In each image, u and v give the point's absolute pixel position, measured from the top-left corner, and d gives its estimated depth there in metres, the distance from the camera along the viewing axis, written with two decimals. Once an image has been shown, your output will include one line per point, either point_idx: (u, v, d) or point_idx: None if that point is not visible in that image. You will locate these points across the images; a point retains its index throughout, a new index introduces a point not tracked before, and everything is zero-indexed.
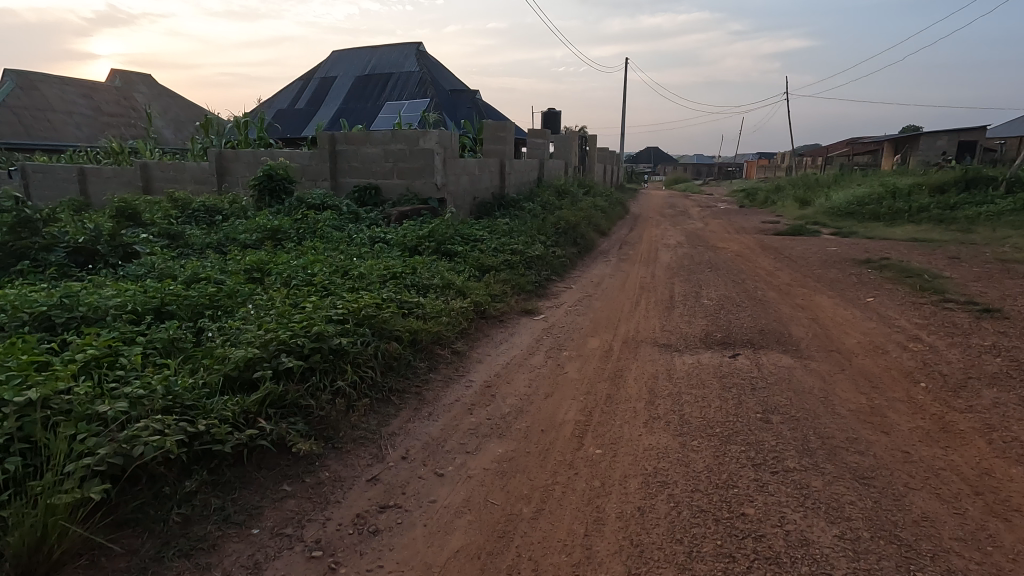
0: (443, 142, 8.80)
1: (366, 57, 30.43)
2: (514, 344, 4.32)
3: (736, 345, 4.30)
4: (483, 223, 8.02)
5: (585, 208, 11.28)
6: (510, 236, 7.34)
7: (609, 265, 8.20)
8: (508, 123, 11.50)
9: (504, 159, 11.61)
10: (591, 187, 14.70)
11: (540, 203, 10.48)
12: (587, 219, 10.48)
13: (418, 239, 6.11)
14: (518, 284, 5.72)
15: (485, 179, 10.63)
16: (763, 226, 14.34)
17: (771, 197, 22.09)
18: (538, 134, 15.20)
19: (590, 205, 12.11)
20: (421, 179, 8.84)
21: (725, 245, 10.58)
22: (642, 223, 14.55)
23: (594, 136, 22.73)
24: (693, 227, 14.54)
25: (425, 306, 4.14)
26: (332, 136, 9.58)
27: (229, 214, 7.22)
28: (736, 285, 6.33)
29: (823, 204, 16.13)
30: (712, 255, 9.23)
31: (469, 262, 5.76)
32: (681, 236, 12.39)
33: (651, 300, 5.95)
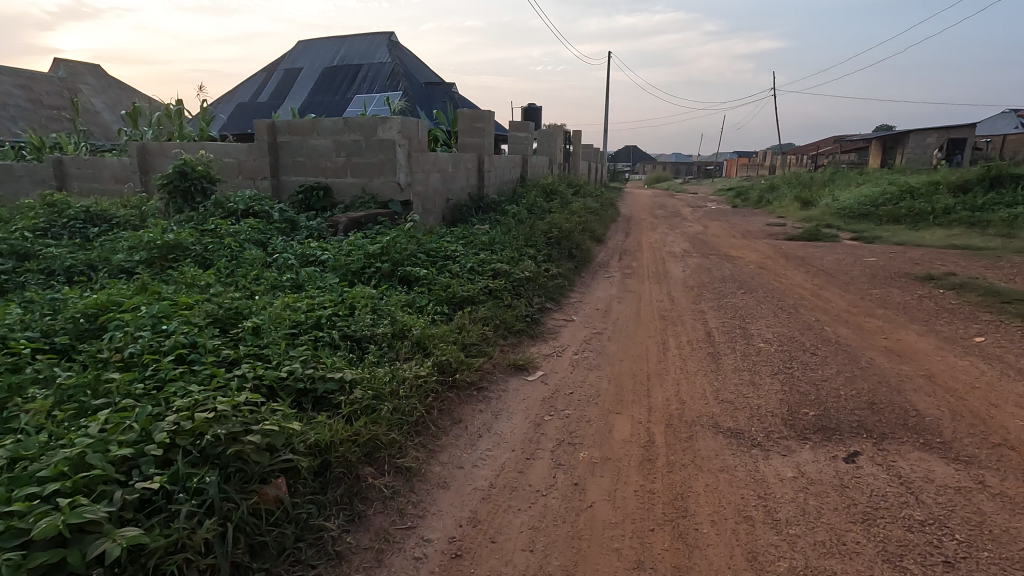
0: (407, 131, 7.16)
1: (334, 47, 28.45)
2: (499, 437, 2.76)
3: (845, 433, 2.79)
4: (457, 232, 6.45)
5: (577, 211, 9.75)
6: (491, 250, 5.77)
7: (613, 282, 6.69)
8: (486, 113, 9.88)
9: (483, 154, 10.00)
10: (580, 187, 13.17)
11: (525, 206, 8.92)
12: (581, 224, 8.96)
13: (365, 261, 4.48)
14: (503, 319, 4.17)
15: (460, 179, 9.01)
16: (771, 229, 13.01)
17: (767, 197, 20.84)
18: (521, 127, 13.57)
19: (582, 207, 10.60)
20: (380, 177, 7.18)
21: (740, 253, 9.18)
22: (638, 227, 13.08)
23: (578, 132, 21.26)
24: (693, 230, 13.14)
25: (356, 389, 2.53)
26: (272, 124, 7.84)
27: (120, 222, 5.50)
28: (787, 314, 4.87)
29: (830, 204, 14.87)
30: (732, 266, 7.79)
31: (435, 293, 4.17)
32: (684, 242, 10.96)
33: (682, 338, 4.45)
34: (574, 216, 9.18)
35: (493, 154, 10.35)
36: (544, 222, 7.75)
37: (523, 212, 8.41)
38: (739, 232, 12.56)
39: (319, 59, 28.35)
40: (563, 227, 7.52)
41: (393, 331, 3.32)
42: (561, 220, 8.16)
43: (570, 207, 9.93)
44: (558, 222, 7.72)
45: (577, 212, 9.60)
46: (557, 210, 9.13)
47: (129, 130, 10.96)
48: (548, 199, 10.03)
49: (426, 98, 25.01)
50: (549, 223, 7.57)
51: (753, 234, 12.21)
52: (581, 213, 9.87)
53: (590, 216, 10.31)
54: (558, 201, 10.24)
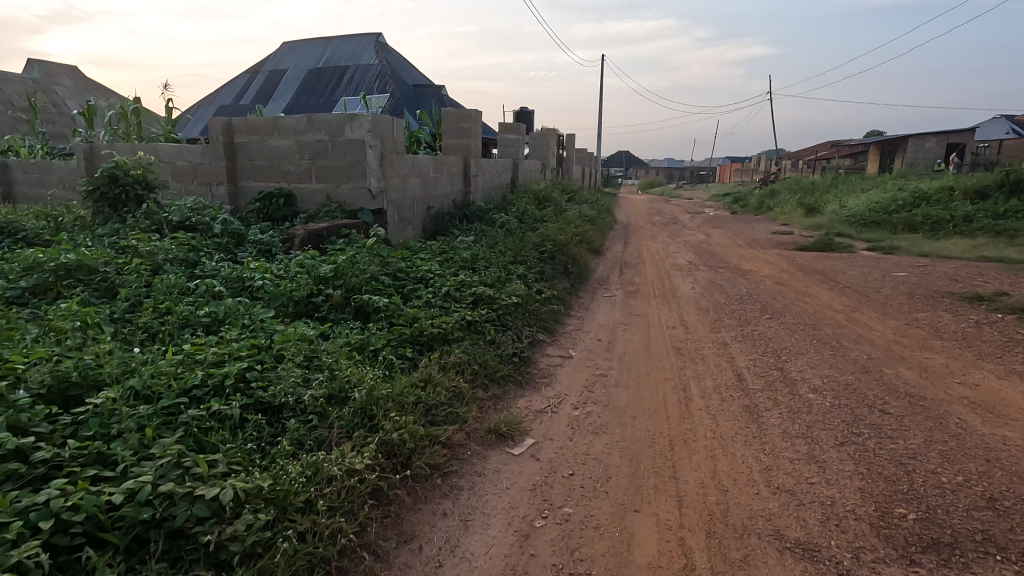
0: (380, 130, 6.27)
1: (319, 49, 27.59)
2: (469, 567, 1.88)
3: (969, 552, 1.93)
4: (435, 247, 5.59)
5: (573, 219, 8.90)
6: (473, 270, 4.90)
7: (616, 303, 5.83)
8: (474, 112, 9.04)
9: (469, 157, 9.14)
10: (575, 193, 12.33)
11: (515, 214, 8.07)
12: (577, 235, 8.10)
13: (310, 289, 3.61)
14: (484, 364, 3.29)
15: (443, 185, 8.15)
16: (778, 237, 12.24)
17: (767, 203, 20.13)
18: (508, 129, 12.43)
19: (578, 216, 9.75)
20: (350, 183, 6.29)
21: (752, 266, 8.37)
22: (637, 236, 12.26)
23: (572, 136, 20.49)
24: (695, 239, 12.34)
25: (241, 511, 1.67)
26: (229, 122, 6.94)
27: (28, 236, 4.60)
28: (830, 348, 4.02)
29: (838, 211, 14.12)
30: (746, 282, 6.95)
31: (395, 330, 3.30)
32: (688, 252, 10.15)
33: (706, 383, 3.59)
34: (569, 226, 8.32)
35: (481, 158, 9.50)
36: (535, 233, 6.91)
37: (512, 221, 7.56)
38: (744, 241, 11.76)
39: (304, 60, 27.46)
40: (557, 238, 6.66)
41: (325, 396, 2.44)
42: (556, 231, 7.30)
43: (565, 216, 9.07)
44: (552, 233, 6.87)
45: (572, 221, 8.76)
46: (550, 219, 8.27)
47: (83, 132, 10.00)
48: (541, 207, 9.18)
49: (414, 101, 24.18)
50: (541, 234, 6.71)
51: (760, 243, 11.40)
52: (576, 221, 9.03)
53: (587, 225, 9.47)
54: (552, 208, 9.39)
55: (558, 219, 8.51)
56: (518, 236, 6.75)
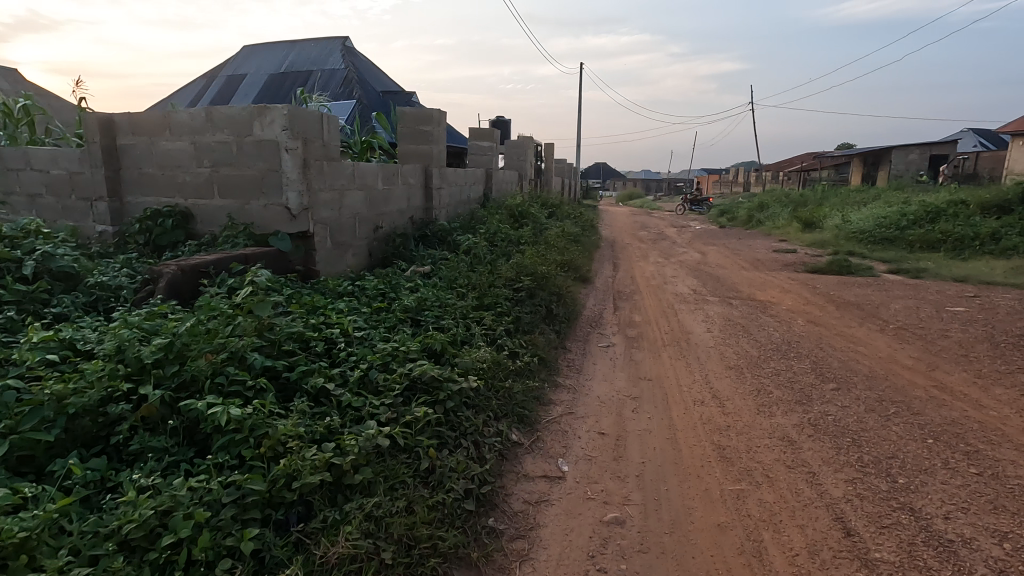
0: (301, 128, 4.73)
1: (282, 53, 25.94)
2: None
3: None
4: (370, 286, 4.06)
5: (555, 240, 7.44)
6: (415, 327, 3.40)
7: (616, 359, 4.36)
8: (436, 113, 7.60)
9: (430, 166, 7.64)
10: (557, 207, 10.90)
11: (483, 235, 6.59)
12: (561, 260, 6.64)
13: (103, 392, 2.05)
14: (404, 541, 1.79)
15: (395, 200, 6.66)
16: (782, 256, 10.99)
17: (757, 216, 19.01)
18: (484, 134, 11.03)
19: (560, 236, 8.30)
20: (261, 198, 4.73)
21: (769, 295, 7.02)
22: (626, 256, 10.88)
23: (551, 145, 19.21)
24: (691, 258, 11.02)
25: None
26: (110, 117, 5.32)
27: None
28: (963, 456, 2.59)
29: (841, 227, 12.98)
30: (774, 323, 5.55)
31: (236, 480, 1.77)
32: (687, 275, 8.80)
33: (793, 541, 2.12)
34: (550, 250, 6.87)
35: (446, 168, 8.05)
36: (508, 262, 5.42)
37: (481, 244, 6.06)
38: (746, 261, 10.45)
39: (266, 65, 25.76)
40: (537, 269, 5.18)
41: None
42: (535, 258, 5.83)
43: (546, 235, 7.62)
44: (531, 263, 5.39)
45: (554, 241, 7.30)
46: (528, 241, 6.80)
47: None
48: (516, 224, 7.73)
49: (383, 108, 22.66)
50: (517, 264, 5.22)
51: (766, 264, 10.10)
52: (560, 242, 7.58)
53: (571, 247, 8.04)
54: (530, 226, 7.94)
55: (537, 240, 7.03)
56: (488, 267, 5.27)
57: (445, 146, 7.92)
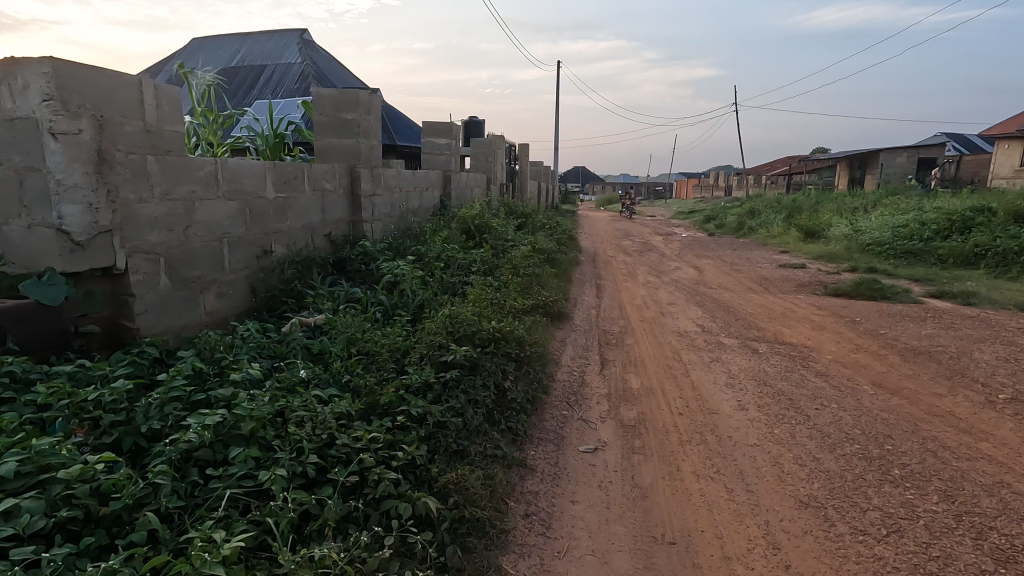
0: (90, 101, 2.88)
1: (234, 46, 23.84)
2: None
3: None
4: (165, 376, 2.26)
5: (521, 261, 5.70)
6: (187, 505, 1.63)
7: (611, 486, 2.62)
8: (367, 96, 5.83)
9: (358, 165, 5.82)
10: (527, 216, 9.15)
11: (421, 258, 4.82)
12: (527, 292, 4.89)
13: None
14: None
15: (298, 212, 4.84)
16: (792, 273, 9.39)
17: (748, 224, 17.53)
18: (442, 129, 9.22)
19: (530, 255, 6.57)
20: (17, 215, 2.83)
21: (802, 334, 5.36)
22: (610, 274, 9.17)
23: (526, 146, 17.52)
24: (686, 276, 9.37)
25: None
26: None
27: None
28: None
29: (849, 238, 11.51)
30: (829, 388, 3.87)
31: None
32: (687, 301, 7.12)
33: None
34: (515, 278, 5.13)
35: (382, 168, 6.26)
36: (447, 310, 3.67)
37: (414, 276, 4.29)
38: (751, 280, 8.83)
39: (215, 59, 23.61)
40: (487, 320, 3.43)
41: None
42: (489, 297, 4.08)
43: (510, 255, 5.86)
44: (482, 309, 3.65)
45: (520, 263, 5.57)
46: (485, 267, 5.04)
47: None
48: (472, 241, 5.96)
49: None
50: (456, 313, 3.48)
51: (776, 284, 8.49)
52: (528, 265, 5.82)
53: (544, 273, 6.30)
54: (490, 242, 6.18)
55: (497, 263, 5.28)
56: (414, 321, 3.52)
57: (379, 139, 6.14)
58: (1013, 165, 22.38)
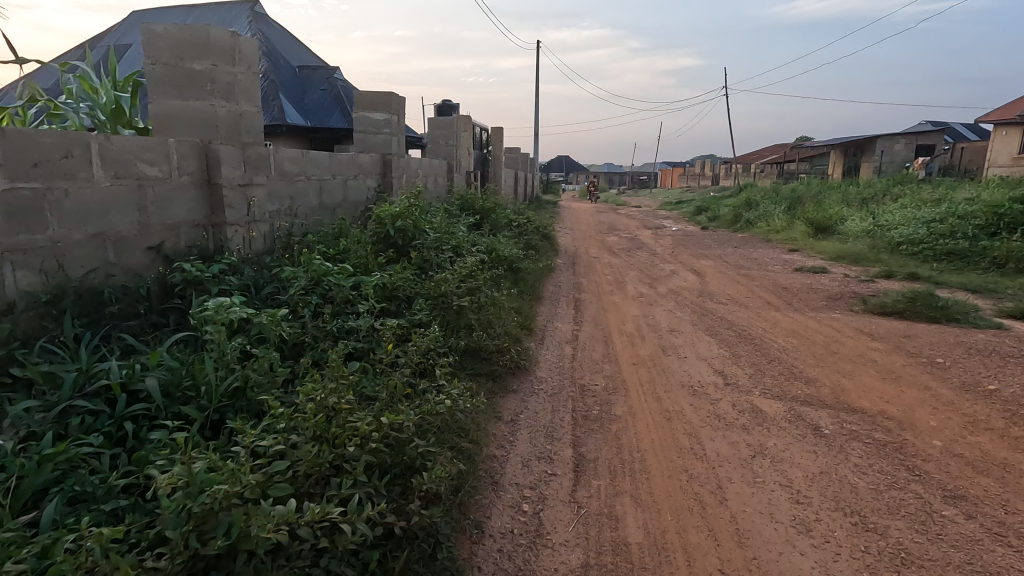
0: None
1: (177, 17, 21.51)
2: None
3: None
4: None
5: (459, 286, 3.82)
6: None
7: None
8: (226, 37, 3.93)
9: (213, 141, 3.90)
10: (489, 212, 7.28)
11: (281, 300, 2.96)
12: (453, 355, 3.10)
13: None
14: None
15: (76, 214, 2.95)
16: (814, 280, 7.70)
17: (745, 216, 15.81)
18: (379, 100, 7.26)
19: (479, 271, 4.71)
20: None
21: (875, 393, 3.63)
22: (592, 283, 7.39)
23: (498, 129, 15.62)
24: (684, 284, 7.63)
25: None
26: None
27: None
28: None
29: (871, 236, 9.83)
30: (993, 542, 2.12)
31: None
32: (692, 326, 5.39)
33: None
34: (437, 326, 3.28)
35: (264, 147, 4.38)
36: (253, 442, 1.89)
37: (244, 342, 2.45)
38: (767, 291, 7.09)
39: None
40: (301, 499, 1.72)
41: None
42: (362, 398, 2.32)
43: (445, 276, 3.95)
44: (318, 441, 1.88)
45: (456, 290, 3.70)
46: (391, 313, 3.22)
47: None
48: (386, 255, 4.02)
49: (296, 93, 18.82)
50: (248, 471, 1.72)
51: (800, 296, 6.77)
52: (471, 291, 3.97)
53: (498, 298, 4.46)
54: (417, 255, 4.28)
55: (415, 297, 3.43)
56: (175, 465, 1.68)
57: (256, 105, 4.25)
58: (1010, 152, 20.98)
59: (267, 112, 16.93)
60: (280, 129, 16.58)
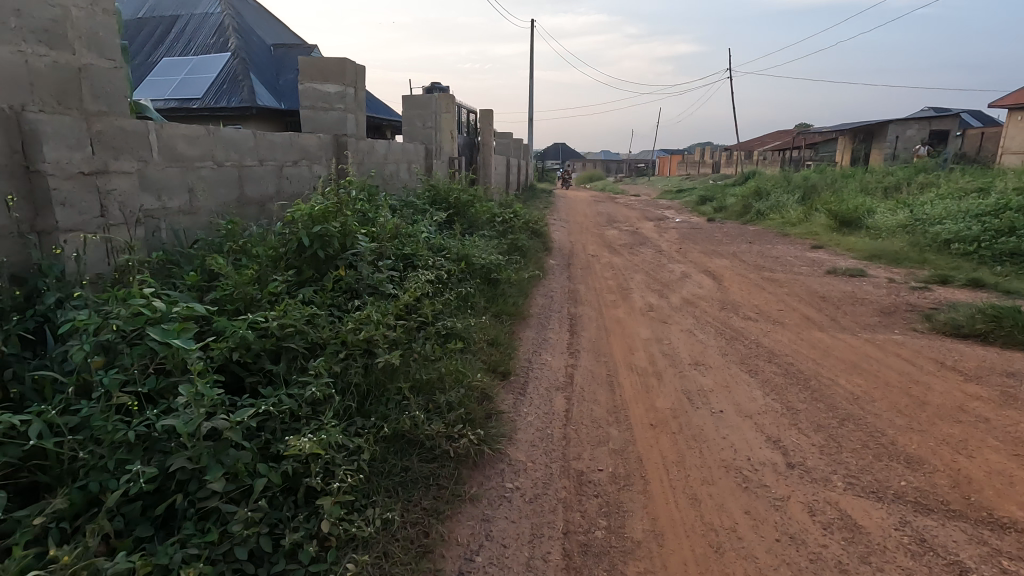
0: None
1: None
2: None
3: None
4: None
5: (391, 327, 2.56)
6: None
7: None
8: None
9: (26, 104, 2.60)
10: (466, 207, 6.02)
11: (56, 378, 1.74)
12: (359, 464, 1.89)
13: None
14: None
15: None
16: (856, 286, 6.48)
17: (757, 206, 14.52)
18: (333, 68, 5.93)
19: (433, 296, 3.45)
20: None
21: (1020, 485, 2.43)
22: (592, 291, 6.16)
23: (488, 111, 14.26)
24: (701, 292, 6.41)
25: None
26: None
27: None
28: None
29: (910, 232, 8.60)
30: None
31: None
32: (722, 356, 4.18)
33: None
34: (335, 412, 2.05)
35: (128, 119, 3.12)
36: None
37: None
38: (803, 301, 5.88)
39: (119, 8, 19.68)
40: None
41: None
42: None
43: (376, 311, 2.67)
44: None
45: (386, 333, 2.45)
46: (260, 393, 1.99)
47: None
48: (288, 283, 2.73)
49: (270, 74, 17.34)
50: None
51: (845, 308, 5.57)
52: (411, 336, 2.72)
53: (458, 334, 3.22)
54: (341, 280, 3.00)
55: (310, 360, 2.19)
56: None
57: (111, 59, 2.99)
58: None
59: (235, 94, 15.46)
60: (249, 113, 15.11)
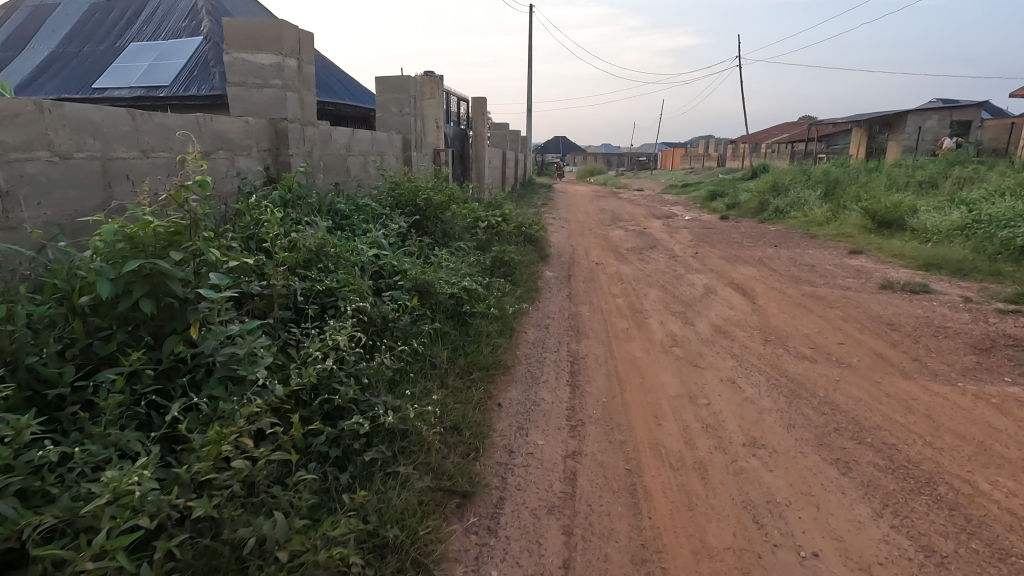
0: None
1: None
2: None
3: None
4: None
5: (193, 497, 1.43)
6: None
7: None
8: None
9: None
10: (441, 210, 4.77)
11: None
12: None
13: None
14: None
15: None
16: (925, 306, 5.24)
17: (774, 203, 13.24)
18: (268, 33, 4.65)
19: (355, 364, 2.22)
20: None
21: None
22: (598, 315, 4.92)
23: (481, 98, 12.94)
24: (734, 314, 5.17)
25: None
26: None
27: None
28: None
29: (969, 235, 7.34)
30: None
31: None
32: (789, 428, 2.94)
33: None
34: None
35: None
36: None
37: None
38: (867, 329, 4.64)
39: None
40: None
41: None
42: None
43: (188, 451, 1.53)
44: None
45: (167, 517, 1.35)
46: None
47: None
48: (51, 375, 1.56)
49: None
50: None
51: (926, 340, 4.33)
52: (255, 490, 1.57)
53: (383, 437, 2.03)
54: (178, 353, 1.79)
55: None
56: None
57: None
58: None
59: (206, 81, 14.08)
60: (220, 102, 13.76)
